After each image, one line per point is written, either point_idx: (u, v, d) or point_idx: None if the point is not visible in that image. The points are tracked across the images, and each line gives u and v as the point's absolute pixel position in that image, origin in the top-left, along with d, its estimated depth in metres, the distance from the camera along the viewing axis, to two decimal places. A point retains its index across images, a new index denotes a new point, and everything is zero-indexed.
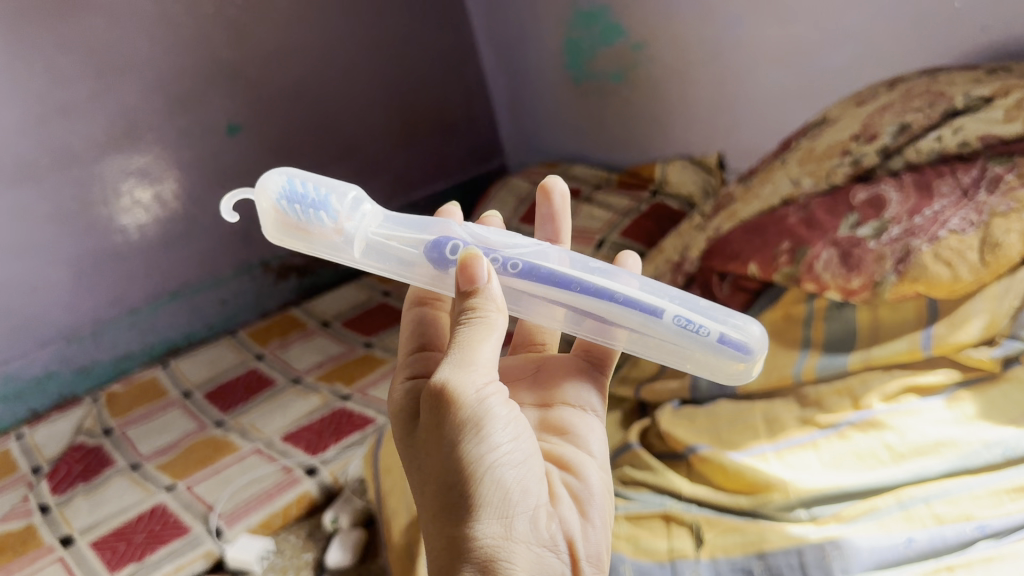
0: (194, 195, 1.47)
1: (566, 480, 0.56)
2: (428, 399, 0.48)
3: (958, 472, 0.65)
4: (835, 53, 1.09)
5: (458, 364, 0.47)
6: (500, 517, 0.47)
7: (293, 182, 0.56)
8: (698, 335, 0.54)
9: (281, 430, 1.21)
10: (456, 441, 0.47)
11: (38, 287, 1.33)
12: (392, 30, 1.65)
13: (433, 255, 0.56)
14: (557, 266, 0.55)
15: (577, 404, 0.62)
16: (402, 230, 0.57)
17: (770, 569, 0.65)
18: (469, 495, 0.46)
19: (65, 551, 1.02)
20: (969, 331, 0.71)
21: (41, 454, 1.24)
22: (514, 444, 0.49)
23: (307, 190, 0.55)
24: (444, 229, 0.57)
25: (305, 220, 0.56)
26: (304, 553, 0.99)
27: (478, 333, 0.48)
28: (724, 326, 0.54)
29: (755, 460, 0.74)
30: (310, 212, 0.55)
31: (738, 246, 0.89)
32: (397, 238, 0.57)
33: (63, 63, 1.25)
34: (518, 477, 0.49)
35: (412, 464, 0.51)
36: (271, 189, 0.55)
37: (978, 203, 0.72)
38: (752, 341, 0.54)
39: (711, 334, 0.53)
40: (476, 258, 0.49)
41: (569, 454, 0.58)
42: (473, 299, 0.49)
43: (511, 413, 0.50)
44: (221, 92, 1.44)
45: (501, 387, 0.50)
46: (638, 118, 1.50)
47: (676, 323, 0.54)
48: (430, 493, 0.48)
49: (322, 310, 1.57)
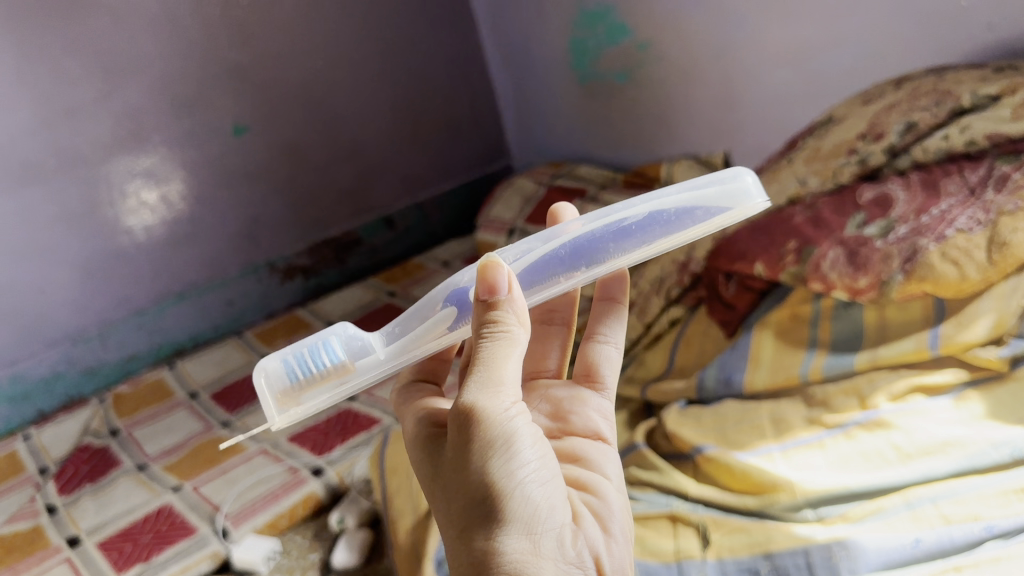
0: (200, 196, 1.47)
1: (586, 500, 0.55)
2: (454, 419, 0.47)
3: (966, 472, 0.65)
4: (842, 52, 1.09)
5: (484, 381, 0.47)
6: (529, 534, 0.46)
7: (280, 350, 0.54)
8: (699, 193, 0.57)
9: (287, 431, 1.21)
10: (484, 459, 0.46)
11: (45, 288, 1.34)
12: (398, 31, 1.65)
13: (455, 306, 0.56)
14: (555, 231, 0.58)
15: (588, 434, 0.62)
16: (399, 323, 0.58)
17: (777, 570, 0.65)
18: (498, 513, 0.46)
19: (72, 551, 1.02)
20: (976, 331, 0.71)
21: (48, 454, 1.25)
22: (541, 460, 0.49)
23: (302, 346, 0.55)
24: (460, 276, 0.58)
25: (322, 371, 0.54)
26: (311, 553, 0.99)
27: (502, 349, 0.48)
28: (713, 178, 0.58)
29: (761, 460, 0.74)
30: (319, 356, 0.54)
31: (744, 245, 0.89)
32: (407, 323, 0.57)
33: (70, 64, 1.26)
34: (545, 494, 0.48)
35: (435, 486, 0.50)
36: (273, 368, 0.53)
37: (985, 202, 0.72)
38: (743, 178, 0.58)
39: (705, 186, 0.57)
40: (497, 266, 0.49)
41: (584, 475, 0.57)
42: (494, 312, 0.49)
43: (535, 430, 0.50)
44: (227, 93, 1.45)
45: (524, 406, 0.50)
46: (644, 118, 1.50)
47: (673, 195, 0.57)
48: (455, 512, 0.47)
49: (329, 311, 1.57)
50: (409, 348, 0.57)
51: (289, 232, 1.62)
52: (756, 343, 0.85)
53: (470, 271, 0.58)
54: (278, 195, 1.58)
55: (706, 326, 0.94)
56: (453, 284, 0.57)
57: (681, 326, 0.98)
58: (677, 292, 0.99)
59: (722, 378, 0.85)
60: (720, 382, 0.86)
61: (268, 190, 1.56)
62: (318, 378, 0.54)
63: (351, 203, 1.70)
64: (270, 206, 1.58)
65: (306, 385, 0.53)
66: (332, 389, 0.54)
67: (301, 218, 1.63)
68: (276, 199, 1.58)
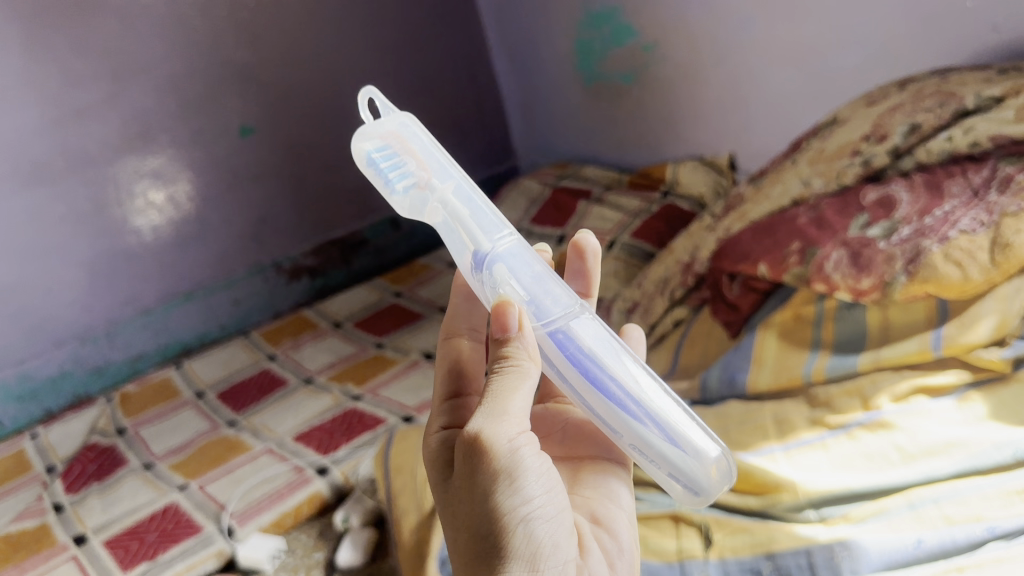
0: (207, 196, 1.48)
1: (597, 535, 0.55)
2: (462, 447, 0.47)
3: (968, 473, 0.65)
4: (847, 54, 1.09)
5: (491, 414, 0.46)
6: (531, 569, 0.46)
7: (416, 119, 0.58)
8: (649, 464, 0.51)
9: (293, 431, 1.22)
10: (488, 493, 0.46)
11: (53, 288, 1.35)
12: (405, 31, 1.66)
13: (472, 262, 0.54)
14: (549, 350, 0.51)
15: (607, 458, 0.62)
16: (482, 203, 0.55)
17: (778, 569, 0.65)
18: (500, 546, 0.46)
19: (79, 549, 1.03)
20: (979, 332, 0.71)
21: (55, 453, 1.26)
22: (548, 497, 0.48)
23: (398, 155, 0.56)
24: (487, 240, 0.53)
25: (392, 169, 0.55)
26: (315, 552, 0.99)
27: (511, 382, 0.47)
28: (675, 469, 0.49)
29: (764, 461, 0.74)
30: (412, 151, 0.56)
31: (747, 246, 0.89)
32: (474, 214, 0.54)
33: (77, 64, 1.27)
34: (550, 531, 0.47)
35: (446, 511, 0.50)
36: (392, 117, 0.57)
37: (989, 203, 0.72)
38: (695, 493, 0.50)
39: (659, 469, 0.50)
40: (507, 305, 0.48)
41: (600, 509, 0.58)
42: (506, 347, 0.49)
43: (544, 465, 0.48)
44: (234, 94, 1.46)
45: (533, 437, 0.48)
46: (650, 119, 1.50)
47: (631, 448, 0.51)
48: (462, 544, 0.47)
49: (334, 311, 1.59)
50: (452, 233, 0.55)
51: (296, 232, 1.64)
52: (759, 344, 0.85)
53: (505, 239, 0.54)
54: (285, 195, 1.59)
55: (710, 327, 0.95)
56: (478, 246, 0.53)
57: (685, 326, 1.00)
58: (682, 292, 1.01)
59: (725, 379, 0.86)
60: (723, 383, 0.86)
61: (275, 190, 1.58)
62: (384, 170, 0.55)
63: (357, 204, 1.71)
64: (277, 206, 1.59)
65: (375, 177, 0.56)
66: (393, 198, 0.56)
67: (307, 218, 1.65)
68: (283, 199, 1.59)
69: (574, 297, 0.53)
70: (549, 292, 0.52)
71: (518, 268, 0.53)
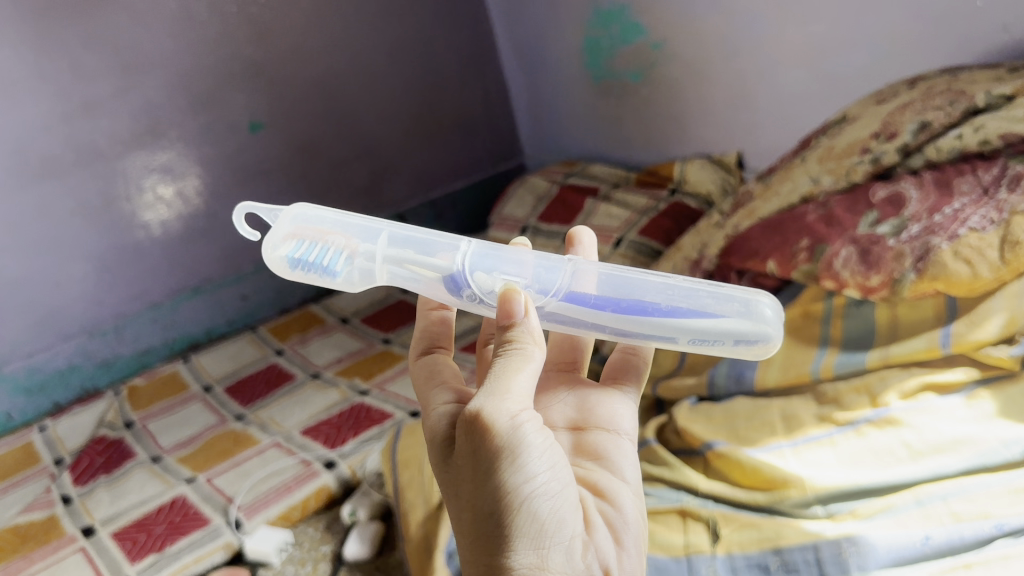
0: (216, 192, 1.49)
1: (601, 509, 0.55)
2: (463, 425, 0.47)
3: (976, 470, 0.65)
4: (856, 53, 1.10)
5: (493, 393, 0.47)
6: (536, 547, 0.46)
7: (306, 205, 0.59)
8: (716, 347, 0.55)
9: (301, 425, 1.23)
10: (492, 470, 0.46)
11: (62, 282, 1.36)
12: (413, 29, 1.67)
13: (451, 289, 0.57)
14: (576, 307, 0.56)
15: (610, 429, 0.61)
16: (421, 236, 0.58)
17: (786, 565, 0.65)
18: (506, 524, 0.46)
19: (87, 541, 1.03)
20: (988, 329, 0.71)
21: (63, 446, 1.27)
22: (551, 474, 0.48)
23: (314, 249, 0.57)
24: (449, 261, 0.56)
25: (324, 258, 0.57)
26: (323, 545, 1.00)
27: (515, 363, 0.48)
28: (736, 334, 0.53)
29: (772, 457, 0.75)
30: (326, 235, 0.58)
31: (757, 243, 0.89)
32: (422, 246, 0.57)
33: (89, 60, 1.28)
34: (554, 507, 0.48)
35: (450, 490, 0.50)
36: (287, 215, 0.58)
37: (999, 201, 0.71)
38: (767, 340, 0.53)
39: (726, 344, 0.54)
40: (513, 293, 0.51)
41: (603, 481, 0.57)
42: (511, 332, 0.50)
43: (547, 441, 0.49)
44: (243, 90, 1.47)
45: (535, 415, 0.49)
46: (658, 118, 1.51)
47: (694, 343, 0.55)
48: (466, 521, 0.48)
49: (342, 307, 1.60)
50: (413, 275, 0.58)
51: None
52: None
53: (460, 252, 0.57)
54: (294, 192, 1.60)
55: None
56: (445, 271, 0.56)
57: None
58: None
59: (733, 375, 0.86)
60: (731, 379, 0.86)
61: (284, 186, 1.59)
62: (319, 265, 0.57)
63: (365, 200, 1.72)
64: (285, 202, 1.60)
65: (311, 275, 0.58)
66: (338, 284, 0.59)
67: None
68: (291, 195, 1.60)
69: (560, 257, 0.57)
70: (540, 268, 0.56)
71: (494, 269, 0.56)
